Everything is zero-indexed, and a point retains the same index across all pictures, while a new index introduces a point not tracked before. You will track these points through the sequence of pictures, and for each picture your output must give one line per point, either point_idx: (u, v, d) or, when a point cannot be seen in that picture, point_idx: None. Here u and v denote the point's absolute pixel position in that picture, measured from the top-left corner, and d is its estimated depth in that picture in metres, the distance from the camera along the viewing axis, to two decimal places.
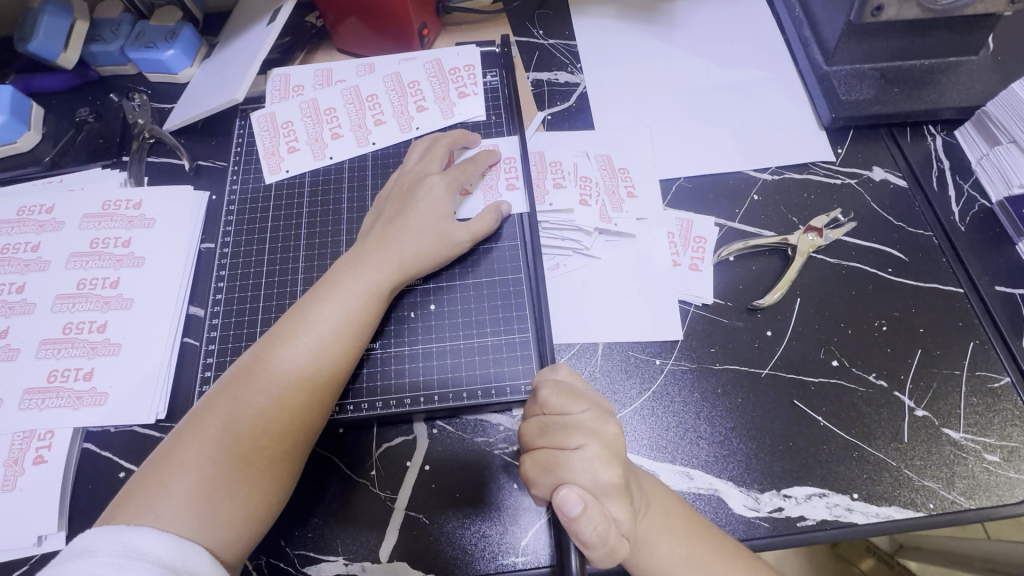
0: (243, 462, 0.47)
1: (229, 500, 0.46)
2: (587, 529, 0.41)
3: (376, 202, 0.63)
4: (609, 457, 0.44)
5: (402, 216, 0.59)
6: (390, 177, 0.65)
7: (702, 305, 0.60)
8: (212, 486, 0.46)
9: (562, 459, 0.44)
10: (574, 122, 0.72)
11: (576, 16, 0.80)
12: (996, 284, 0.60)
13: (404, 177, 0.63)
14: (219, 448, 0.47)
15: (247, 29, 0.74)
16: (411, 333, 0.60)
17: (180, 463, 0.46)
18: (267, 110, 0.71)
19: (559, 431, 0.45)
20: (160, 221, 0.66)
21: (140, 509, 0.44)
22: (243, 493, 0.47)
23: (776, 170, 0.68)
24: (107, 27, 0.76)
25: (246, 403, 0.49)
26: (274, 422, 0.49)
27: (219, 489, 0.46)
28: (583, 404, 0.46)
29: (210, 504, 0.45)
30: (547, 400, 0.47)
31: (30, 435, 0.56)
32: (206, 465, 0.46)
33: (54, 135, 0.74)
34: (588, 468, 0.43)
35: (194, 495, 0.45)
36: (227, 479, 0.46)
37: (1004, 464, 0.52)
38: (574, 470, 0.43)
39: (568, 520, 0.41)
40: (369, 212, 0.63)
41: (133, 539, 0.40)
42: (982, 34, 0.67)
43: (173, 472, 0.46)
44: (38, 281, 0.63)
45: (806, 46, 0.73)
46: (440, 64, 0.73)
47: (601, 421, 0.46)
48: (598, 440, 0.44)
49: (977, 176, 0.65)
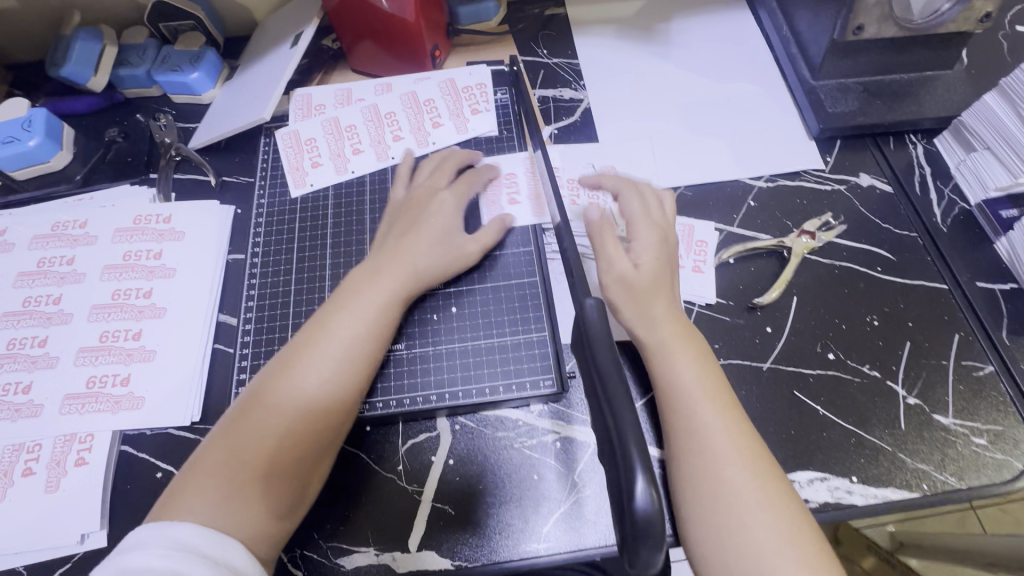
0: (270, 464, 0.50)
1: (261, 498, 0.49)
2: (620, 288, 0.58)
3: (386, 215, 0.67)
4: (655, 255, 0.59)
5: (412, 228, 0.62)
6: (397, 189, 0.69)
7: (705, 305, 0.64)
8: (244, 486, 0.49)
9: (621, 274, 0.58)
10: (579, 136, 0.76)
11: (577, 36, 0.85)
12: (978, 280, 0.64)
13: (414, 192, 0.67)
14: (249, 450, 0.50)
15: (270, 52, 0.78)
16: (434, 334, 0.63)
17: (215, 465, 0.49)
18: (290, 127, 0.75)
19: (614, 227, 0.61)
20: (189, 234, 0.70)
21: (181, 508, 0.47)
22: (274, 490, 0.50)
23: (770, 178, 0.72)
24: (133, 52, 0.80)
25: (273, 407, 0.52)
26: (300, 424, 0.52)
27: (251, 487, 0.49)
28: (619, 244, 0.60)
29: (241, 501, 0.48)
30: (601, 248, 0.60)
31: (71, 438, 0.58)
32: (238, 466, 0.49)
33: (83, 154, 0.78)
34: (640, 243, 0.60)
35: (226, 495, 0.48)
36: (258, 480, 0.49)
37: (991, 447, 0.56)
38: (622, 272, 0.58)
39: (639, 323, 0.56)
40: (380, 223, 0.67)
41: (178, 533, 0.43)
42: (956, 50, 0.72)
43: (207, 472, 0.49)
44: (74, 292, 0.66)
45: (793, 62, 0.78)
46: (453, 83, 0.77)
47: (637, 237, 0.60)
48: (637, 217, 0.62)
49: (956, 181, 0.70)
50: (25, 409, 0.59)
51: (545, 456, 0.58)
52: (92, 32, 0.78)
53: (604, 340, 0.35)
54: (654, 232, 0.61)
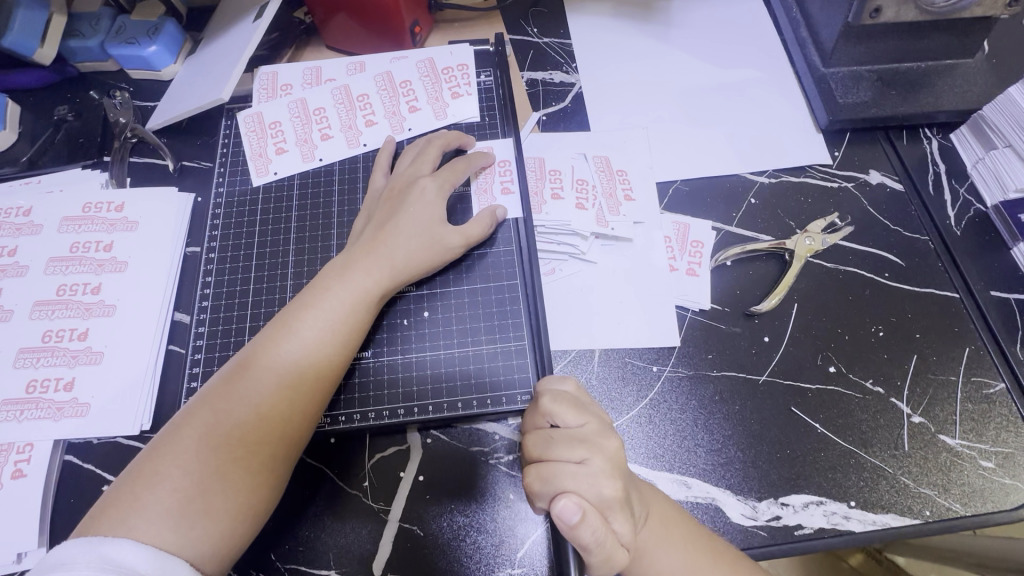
0: (220, 474, 0.45)
1: (206, 513, 0.44)
2: (586, 535, 0.40)
3: (367, 204, 0.62)
4: (613, 470, 0.44)
5: (393, 221, 0.57)
6: (377, 178, 0.63)
7: (699, 311, 0.60)
8: (187, 499, 0.43)
9: (567, 470, 0.43)
10: (569, 123, 0.71)
11: (571, 14, 0.79)
12: (991, 289, 0.60)
13: (394, 180, 0.61)
14: (195, 458, 0.45)
15: (233, 26, 0.72)
16: (404, 341, 0.58)
17: (158, 475, 0.44)
18: (254, 109, 0.69)
19: (563, 443, 0.45)
20: (143, 225, 0.64)
21: (115, 522, 0.42)
22: (219, 505, 0.44)
23: (773, 173, 0.67)
24: (86, 22, 0.74)
25: (224, 412, 0.47)
26: (254, 431, 0.47)
27: (196, 501, 0.44)
28: (587, 417, 0.47)
29: (186, 516, 0.43)
30: (551, 410, 0.47)
31: (8, 448, 0.54)
32: (181, 476, 0.44)
33: (31, 134, 0.72)
34: (592, 483, 0.43)
35: (169, 508, 0.43)
36: (205, 491, 0.44)
37: (999, 471, 0.52)
38: (580, 484, 0.43)
39: (567, 528, 0.40)
40: (359, 215, 0.62)
41: (112, 550, 0.39)
42: (979, 37, 0.66)
43: (147, 483, 0.44)
44: (15, 287, 0.61)
45: (802, 46, 0.72)
46: (433, 63, 0.71)
47: (605, 436, 0.46)
48: (600, 454, 0.44)
49: (973, 180, 0.65)
50: None
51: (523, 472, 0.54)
52: None
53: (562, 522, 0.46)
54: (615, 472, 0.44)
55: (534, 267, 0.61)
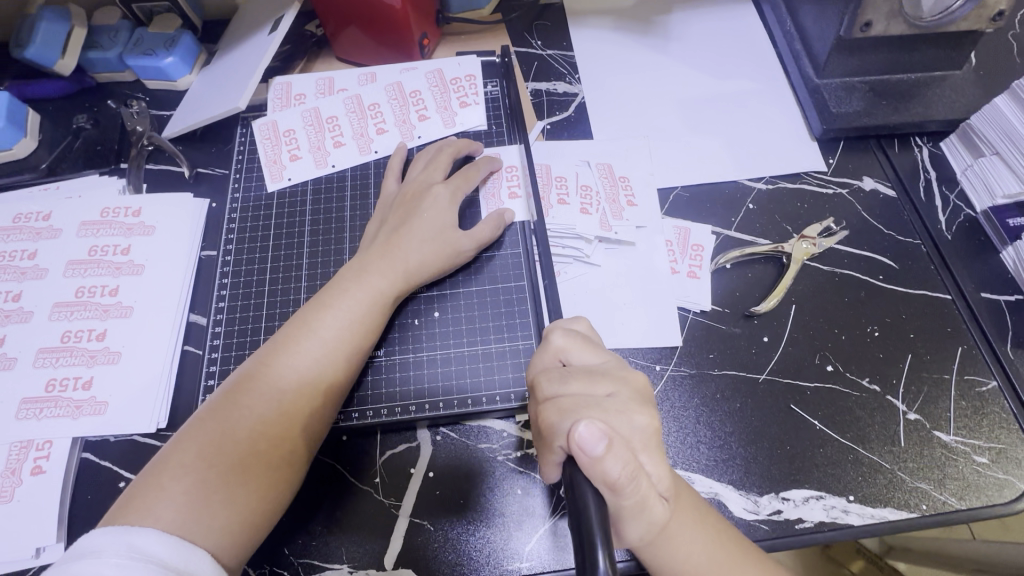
0: (242, 467, 0.47)
1: (228, 505, 0.45)
2: (614, 468, 0.38)
3: (380, 208, 0.64)
4: (635, 403, 0.44)
5: (406, 224, 0.59)
6: (388, 184, 0.66)
7: (700, 312, 0.62)
8: (209, 491, 0.45)
9: (588, 403, 0.43)
10: (573, 132, 0.73)
11: (573, 27, 0.81)
12: (982, 291, 0.62)
13: (408, 185, 0.63)
14: (218, 452, 0.47)
15: (248, 38, 0.74)
16: (415, 341, 0.60)
17: (182, 467, 0.46)
18: (269, 118, 0.72)
19: (585, 377, 0.44)
20: (160, 229, 0.66)
21: (139, 513, 0.43)
22: (240, 497, 0.46)
23: (770, 180, 0.69)
24: (105, 34, 0.76)
25: (245, 407, 0.49)
26: (275, 427, 0.49)
27: (218, 493, 0.45)
28: (603, 356, 0.47)
29: (208, 507, 0.44)
30: (565, 348, 0.47)
31: (27, 445, 0.55)
32: (205, 469, 0.46)
33: (50, 142, 0.74)
34: (622, 412, 0.43)
35: (192, 499, 0.44)
36: (227, 484, 0.46)
37: (993, 466, 0.54)
38: (603, 413, 0.42)
39: (588, 461, 0.38)
40: (372, 219, 0.64)
41: (138, 539, 0.40)
42: (966, 50, 0.69)
43: (171, 475, 0.45)
44: (35, 289, 0.62)
45: (797, 59, 0.75)
46: (441, 73, 0.74)
47: (623, 371, 0.46)
48: (626, 388, 0.45)
49: (962, 187, 0.68)
50: None
51: (530, 469, 0.55)
52: (60, 11, 0.73)
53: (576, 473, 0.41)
54: (641, 403, 0.44)
55: (542, 267, 0.62)
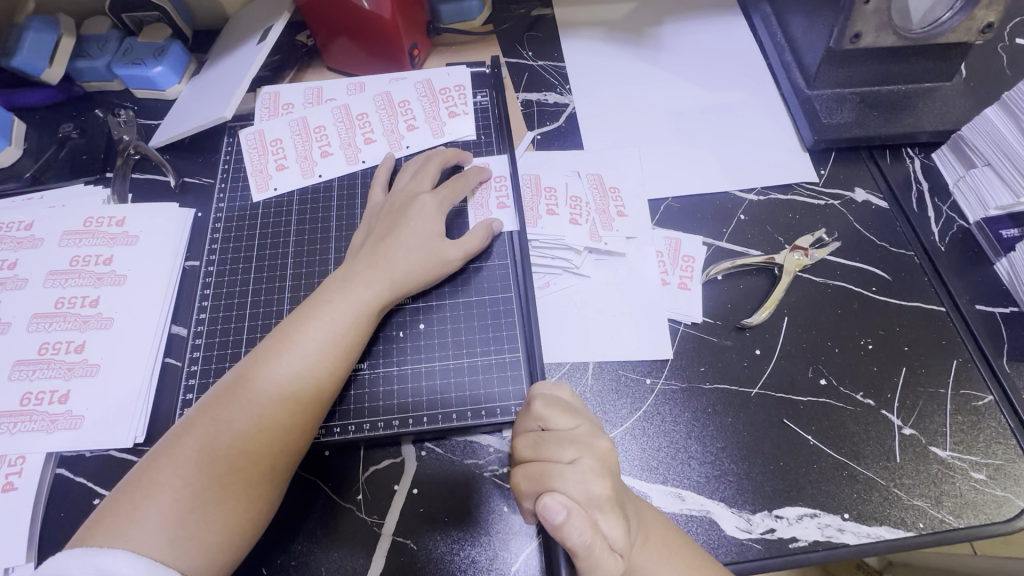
0: (219, 485, 0.45)
1: (204, 524, 0.44)
2: (574, 535, 0.40)
3: (366, 219, 0.63)
4: (601, 469, 0.44)
5: (392, 235, 0.58)
6: (375, 194, 0.65)
7: (691, 324, 0.61)
8: (185, 510, 0.44)
9: (555, 471, 0.44)
10: (563, 142, 0.73)
11: (564, 38, 0.82)
12: (976, 303, 0.61)
13: (394, 196, 0.63)
14: (194, 469, 0.46)
15: (237, 48, 0.74)
16: (399, 353, 0.59)
17: (157, 484, 0.45)
18: (256, 127, 0.71)
19: (553, 444, 0.46)
20: (143, 239, 0.65)
21: (112, 532, 0.42)
22: (217, 516, 0.45)
23: (761, 191, 0.69)
24: (94, 44, 0.76)
25: (224, 423, 0.48)
26: (254, 442, 0.47)
27: (194, 512, 0.44)
28: (579, 421, 0.48)
29: (183, 526, 0.43)
30: (543, 414, 0.48)
31: (0, 460, 0.54)
32: (181, 486, 0.45)
33: (35, 150, 0.73)
34: (581, 480, 0.43)
35: (166, 518, 0.43)
36: (203, 503, 0.45)
37: (991, 483, 0.53)
38: (567, 481, 0.43)
39: (553, 528, 0.40)
40: (358, 229, 0.63)
41: (108, 560, 0.39)
42: (956, 62, 0.69)
43: (146, 493, 0.44)
44: (13, 300, 0.61)
45: (787, 70, 0.75)
46: (430, 84, 0.74)
47: (595, 436, 0.47)
48: (590, 453, 0.45)
49: (955, 198, 0.67)
50: None
51: None
52: (48, 21, 0.73)
53: None
54: (603, 471, 0.45)
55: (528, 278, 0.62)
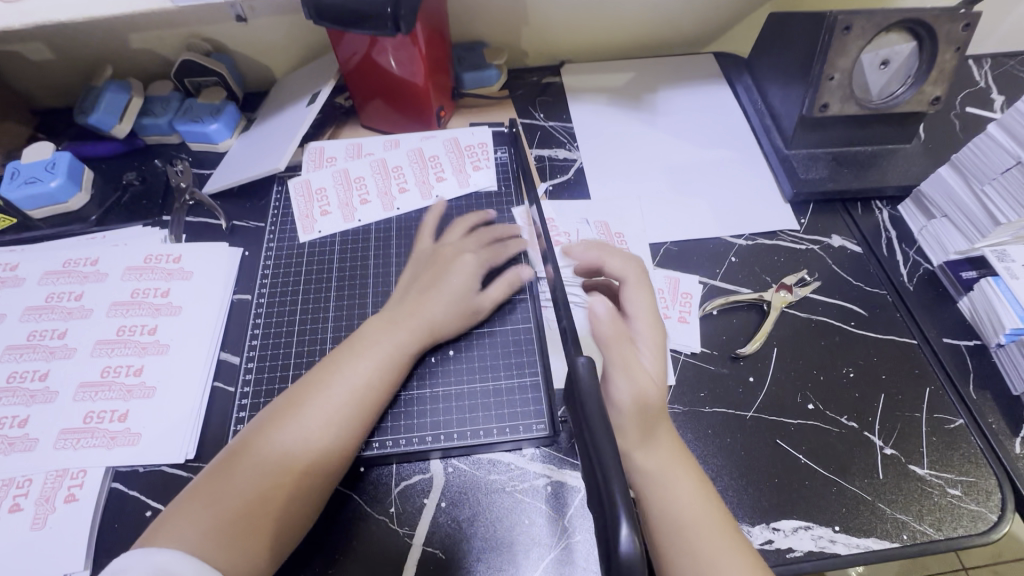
0: (266, 498, 0.50)
1: (252, 532, 0.49)
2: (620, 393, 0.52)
3: (413, 263, 0.70)
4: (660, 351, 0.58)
5: (435, 284, 0.65)
6: (424, 240, 0.73)
7: (691, 353, 0.68)
8: (236, 518, 0.49)
9: (627, 339, 0.57)
10: (572, 193, 0.82)
11: (572, 102, 0.93)
12: (944, 337, 0.69)
13: (442, 246, 0.70)
14: (246, 482, 0.51)
15: (287, 108, 0.85)
16: (431, 376, 0.65)
17: (214, 494, 0.50)
18: (303, 177, 0.80)
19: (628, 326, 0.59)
20: (197, 274, 0.73)
21: (172, 534, 0.47)
22: (263, 526, 0.50)
23: (749, 237, 0.77)
24: (158, 103, 0.86)
25: (274, 442, 0.53)
26: (301, 459, 0.53)
27: (244, 521, 0.49)
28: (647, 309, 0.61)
29: (234, 533, 0.48)
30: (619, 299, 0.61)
31: (63, 474, 0.58)
32: (233, 497, 0.50)
33: (99, 197, 0.81)
34: (647, 350, 0.57)
35: (219, 525, 0.48)
36: (251, 513, 0.49)
37: (966, 498, 0.58)
38: (634, 345, 0.57)
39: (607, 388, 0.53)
40: (407, 269, 0.70)
41: (160, 557, 0.43)
42: (913, 127, 0.80)
43: (203, 502, 0.49)
44: (79, 328, 0.68)
45: (768, 132, 0.86)
46: (457, 141, 0.84)
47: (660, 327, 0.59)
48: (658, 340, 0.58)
49: (919, 244, 0.76)
50: (19, 443, 0.60)
51: (536, 497, 0.59)
52: (122, 85, 0.84)
53: (597, 413, 0.36)
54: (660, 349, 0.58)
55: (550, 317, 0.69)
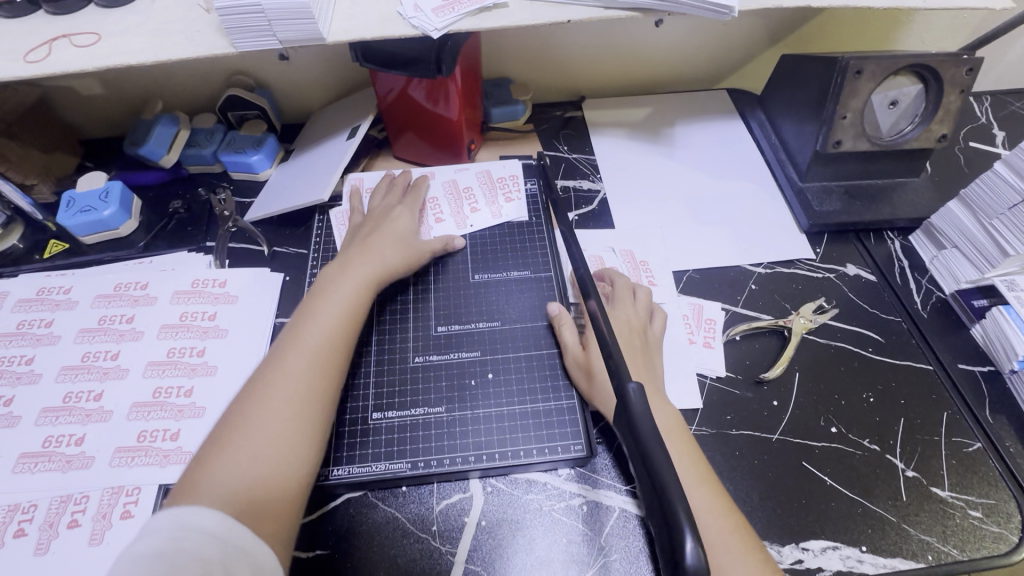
0: (280, 443, 0.52)
1: (273, 477, 0.50)
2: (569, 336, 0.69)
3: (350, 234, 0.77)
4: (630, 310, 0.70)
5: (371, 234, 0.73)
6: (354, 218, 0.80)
7: (716, 377, 0.70)
8: (254, 466, 0.50)
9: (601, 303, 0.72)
10: (597, 222, 0.86)
11: (594, 135, 0.98)
12: (959, 362, 0.72)
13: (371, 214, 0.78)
14: (252, 432, 0.52)
15: (327, 141, 0.89)
16: (473, 399, 0.68)
17: (227, 449, 0.50)
18: (343, 208, 0.84)
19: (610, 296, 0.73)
20: (242, 298, 0.76)
21: (194, 491, 0.47)
22: (282, 469, 0.51)
23: (768, 265, 0.81)
24: (203, 135, 0.91)
25: (270, 392, 0.54)
26: (300, 402, 0.55)
27: (264, 468, 0.50)
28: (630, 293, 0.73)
29: (256, 479, 0.49)
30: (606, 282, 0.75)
31: (118, 491, 0.61)
32: (248, 447, 0.51)
33: (146, 224, 0.85)
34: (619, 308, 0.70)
35: (241, 476, 0.49)
36: (269, 459, 0.51)
37: (987, 520, 0.60)
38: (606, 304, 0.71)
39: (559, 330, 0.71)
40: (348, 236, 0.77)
41: (187, 515, 0.44)
42: (921, 162, 0.84)
43: (218, 458, 0.50)
44: (131, 349, 0.71)
45: (782, 166, 0.90)
46: (489, 174, 0.88)
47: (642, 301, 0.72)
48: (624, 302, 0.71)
49: (931, 274, 0.79)
50: (77, 460, 0.62)
51: (574, 518, 0.61)
52: (172, 117, 0.89)
53: (647, 428, 0.39)
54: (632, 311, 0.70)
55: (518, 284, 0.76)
